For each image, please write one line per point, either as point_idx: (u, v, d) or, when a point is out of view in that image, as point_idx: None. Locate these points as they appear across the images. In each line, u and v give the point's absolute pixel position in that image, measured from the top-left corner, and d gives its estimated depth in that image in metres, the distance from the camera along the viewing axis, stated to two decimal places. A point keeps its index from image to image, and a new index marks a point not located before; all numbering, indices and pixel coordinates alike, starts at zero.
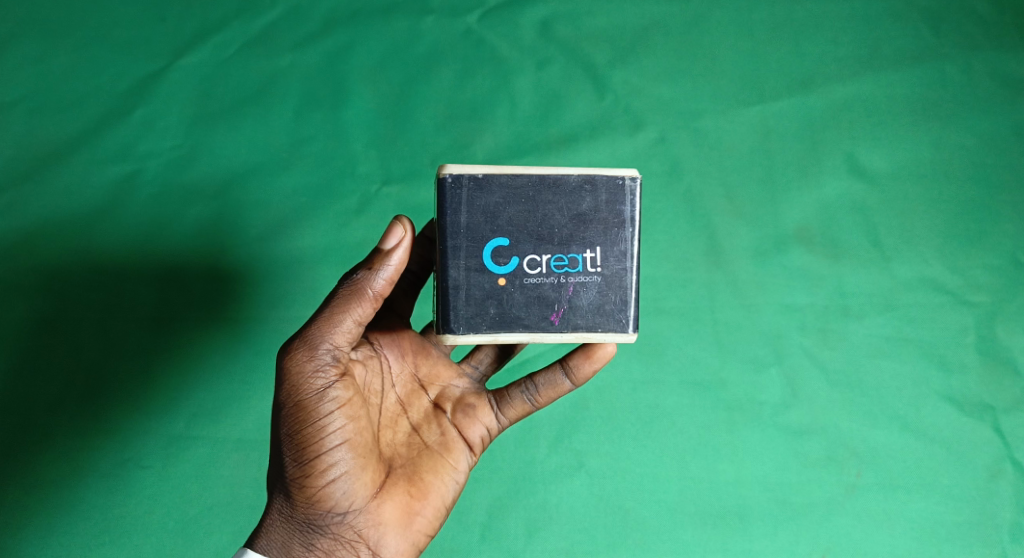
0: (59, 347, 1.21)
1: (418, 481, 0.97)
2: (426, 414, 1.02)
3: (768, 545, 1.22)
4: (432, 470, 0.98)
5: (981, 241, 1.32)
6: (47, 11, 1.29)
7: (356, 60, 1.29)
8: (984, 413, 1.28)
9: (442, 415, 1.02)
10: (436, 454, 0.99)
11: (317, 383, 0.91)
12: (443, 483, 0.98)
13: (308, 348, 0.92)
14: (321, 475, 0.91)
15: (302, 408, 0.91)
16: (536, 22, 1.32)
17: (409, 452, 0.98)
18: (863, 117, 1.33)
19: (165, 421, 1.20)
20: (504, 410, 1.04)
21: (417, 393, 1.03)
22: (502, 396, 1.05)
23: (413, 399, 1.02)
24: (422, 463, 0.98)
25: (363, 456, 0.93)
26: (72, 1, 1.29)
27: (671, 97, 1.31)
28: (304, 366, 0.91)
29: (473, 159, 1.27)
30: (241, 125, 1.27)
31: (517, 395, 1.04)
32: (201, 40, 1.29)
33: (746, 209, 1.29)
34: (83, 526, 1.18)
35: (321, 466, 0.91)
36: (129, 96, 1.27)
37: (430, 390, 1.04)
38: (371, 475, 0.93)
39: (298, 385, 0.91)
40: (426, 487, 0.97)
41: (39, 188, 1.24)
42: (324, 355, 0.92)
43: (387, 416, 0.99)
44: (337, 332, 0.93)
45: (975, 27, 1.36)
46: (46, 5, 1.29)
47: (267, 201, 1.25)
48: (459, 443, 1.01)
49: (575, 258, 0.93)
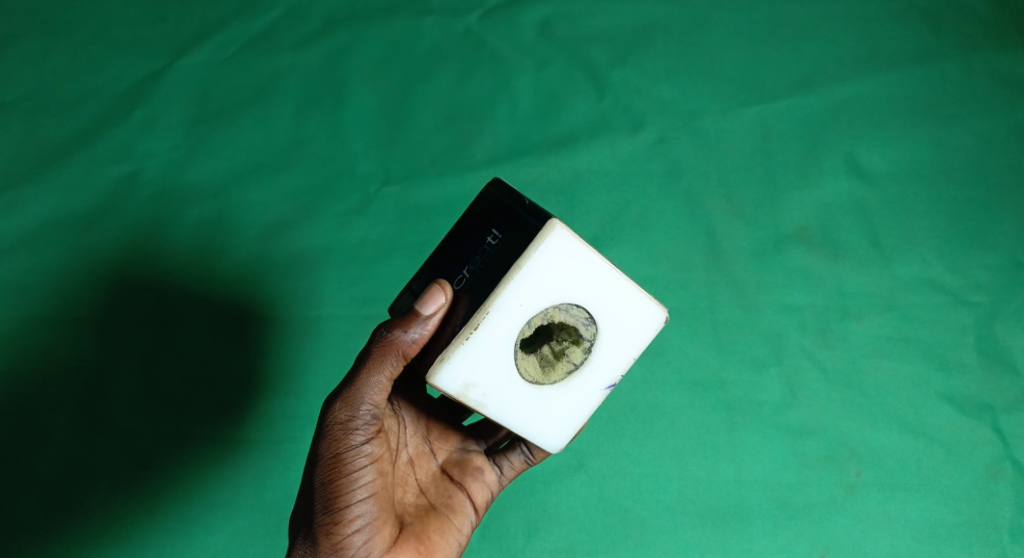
0: (60, 346, 1.33)
1: (427, 539, 1.05)
2: (439, 474, 1.11)
3: (768, 544, 1.26)
4: (437, 529, 1.07)
5: (980, 241, 1.38)
6: (54, 12, 1.47)
7: (355, 57, 1.46)
8: (983, 413, 1.32)
9: (453, 477, 1.12)
10: (444, 514, 1.09)
11: (354, 440, 0.99)
12: (449, 543, 1.07)
13: (349, 407, 0.99)
14: (346, 524, 0.98)
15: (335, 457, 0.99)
16: (536, 22, 1.47)
17: (421, 510, 1.07)
18: (861, 117, 1.42)
19: (167, 422, 1.31)
20: (504, 469, 1.15)
21: (433, 452, 1.13)
22: (501, 455, 1.16)
23: (430, 456, 1.12)
24: (430, 523, 1.07)
25: (384, 511, 1.01)
26: (80, 5, 1.47)
27: (670, 97, 1.43)
28: (345, 423, 0.99)
29: (473, 158, 1.41)
30: (244, 126, 1.43)
31: (516, 456, 1.16)
32: (202, 41, 1.46)
33: (746, 207, 1.38)
34: (84, 527, 1.28)
35: (347, 516, 0.98)
36: (134, 98, 1.44)
37: (446, 450, 1.14)
38: (388, 528, 1.01)
39: (337, 441, 0.99)
40: (434, 546, 1.06)
41: (72, 192, 1.40)
42: (363, 414, 0.99)
43: (404, 473, 1.08)
44: (372, 391, 0.99)
45: (975, 26, 1.46)
46: (50, 7, 1.47)
47: (270, 198, 1.39)
48: (466, 505, 1.11)
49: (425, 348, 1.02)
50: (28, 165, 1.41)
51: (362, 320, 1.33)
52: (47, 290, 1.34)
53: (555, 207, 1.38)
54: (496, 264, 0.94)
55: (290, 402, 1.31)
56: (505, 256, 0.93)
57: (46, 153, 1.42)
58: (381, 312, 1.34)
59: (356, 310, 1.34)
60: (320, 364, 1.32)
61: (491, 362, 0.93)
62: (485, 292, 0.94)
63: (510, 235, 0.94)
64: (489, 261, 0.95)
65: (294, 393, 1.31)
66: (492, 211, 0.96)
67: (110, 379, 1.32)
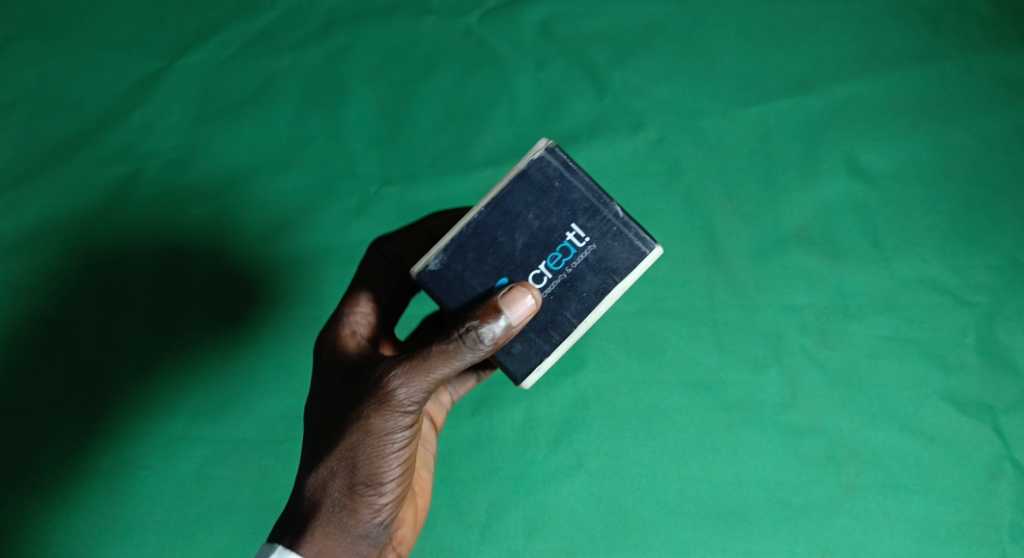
0: (62, 347, 1.33)
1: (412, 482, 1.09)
2: None
3: (768, 545, 1.24)
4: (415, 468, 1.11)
5: (981, 242, 1.37)
6: (60, 16, 1.48)
7: (355, 57, 1.46)
8: (983, 413, 1.30)
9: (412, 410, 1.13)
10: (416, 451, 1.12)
11: (403, 420, 0.95)
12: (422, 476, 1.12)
13: (404, 389, 0.94)
14: (381, 496, 0.97)
15: (375, 434, 0.95)
16: (536, 21, 1.48)
17: None
18: (862, 117, 1.43)
19: (167, 422, 1.30)
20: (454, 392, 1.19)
21: None
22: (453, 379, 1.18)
23: None
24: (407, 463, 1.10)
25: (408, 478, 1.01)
26: (84, 8, 1.49)
27: (670, 98, 1.43)
28: (398, 406, 0.94)
29: (473, 158, 1.41)
30: (245, 126, 1.43)
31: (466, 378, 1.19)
32: (202, 42, 1.47)
33: (746, 208, 1.38)
34: (84, 527, 1.27)
35: (383, 488, 0.97)
36: (134, 98, 1.44)
37: None
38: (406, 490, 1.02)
39: (381, 420, 0.94)
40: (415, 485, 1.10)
41: (72, 193, 1.40)
42: (417, 399, 0.95)
43: None
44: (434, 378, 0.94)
45: (976, 26, 1.46)
46: (56, 11, 1.49)
47: (271, 198, 1.39)
48: (428, 437, 1.15)
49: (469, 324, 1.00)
50: (27, 164, 1.41)
51: None
52: (48, 291, 1.35)
53: None
54: (585, 275, 0.94)
55: (289, 403, 1.30)
56: (596, 268, 0.94)
57: (46, 154, 1.42)
58: None
59: None
60: None
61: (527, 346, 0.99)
62: (576, 295, 0.95)
63: (602, 245, 0.93)
64: (576, 264, 0.94)
65: (295, 393, 1.30)
66: (575, 205, 0.93)
67: (110, 380, 1.32)
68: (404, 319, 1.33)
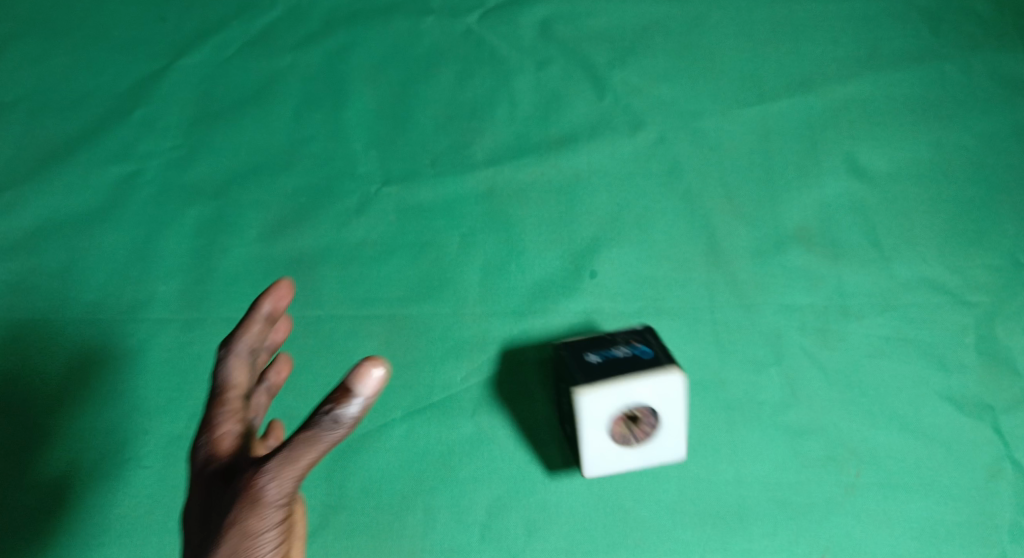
0: (58, 347, 1.32)
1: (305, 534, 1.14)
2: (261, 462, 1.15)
3: (768, 544, 1.25)
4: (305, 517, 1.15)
5: (981, 241, 1.37)
6: (67, 20, 1.50)
7: (355, 57, 1.47)
8: (984, 413, 1.30)
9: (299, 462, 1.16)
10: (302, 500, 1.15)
11: (270, 514, 0.99)
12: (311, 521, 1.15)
13: (261, 491, 0.97)
14: None
15: (251, 535, 0.99)
16: (536, 22, 1.48)
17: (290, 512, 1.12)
18: (862, 117, 1.43)
19: (166, 422, 1.29)
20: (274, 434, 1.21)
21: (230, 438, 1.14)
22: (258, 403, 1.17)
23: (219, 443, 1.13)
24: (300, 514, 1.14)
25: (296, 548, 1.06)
26: (90, 12, 1.51)
27: (670, 98, 1.44)
28: (269, 497, 0.98)
29: (473, 158, 1.41)
30: (245, 126, 1.44)
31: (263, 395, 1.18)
32: (202, 43, 1.48)
33: (746, 208, 1.38)
34: (85, 527, 1.26)
35: None
36: (134, 99, 1.45)
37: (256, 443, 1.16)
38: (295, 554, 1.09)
39: (252, 511, 0.98)
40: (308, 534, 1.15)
41: (72, 192, 1.41)
42: (274, 495, 0.98)
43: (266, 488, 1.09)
44: (293, 471, 0.97)
45: (975, 26, 1.47)
46: (62, 16, 1.51)
47: (270, 198, 1.40)
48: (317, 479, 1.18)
49: (647, 415, 1.17)
50: (28, 164, 1.42)
51: (362, 320, 1.33)
52: (48, 290, 1.35)
53: (555, 207, 1.38)
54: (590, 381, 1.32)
55: (291, 402, 1.30)
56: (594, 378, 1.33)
57: (47, 153, 1.43)
58: (380, 312, 1.33)
59: (357, 310, 1.33)
60: (320, 365, 1.31)
61: (594, 427, 1.14)
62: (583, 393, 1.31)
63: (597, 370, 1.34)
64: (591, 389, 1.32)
65: (292, 392, 1.30)
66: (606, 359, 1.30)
67: (108, 379, 1.31)
68: (404, 319, 1.32)
